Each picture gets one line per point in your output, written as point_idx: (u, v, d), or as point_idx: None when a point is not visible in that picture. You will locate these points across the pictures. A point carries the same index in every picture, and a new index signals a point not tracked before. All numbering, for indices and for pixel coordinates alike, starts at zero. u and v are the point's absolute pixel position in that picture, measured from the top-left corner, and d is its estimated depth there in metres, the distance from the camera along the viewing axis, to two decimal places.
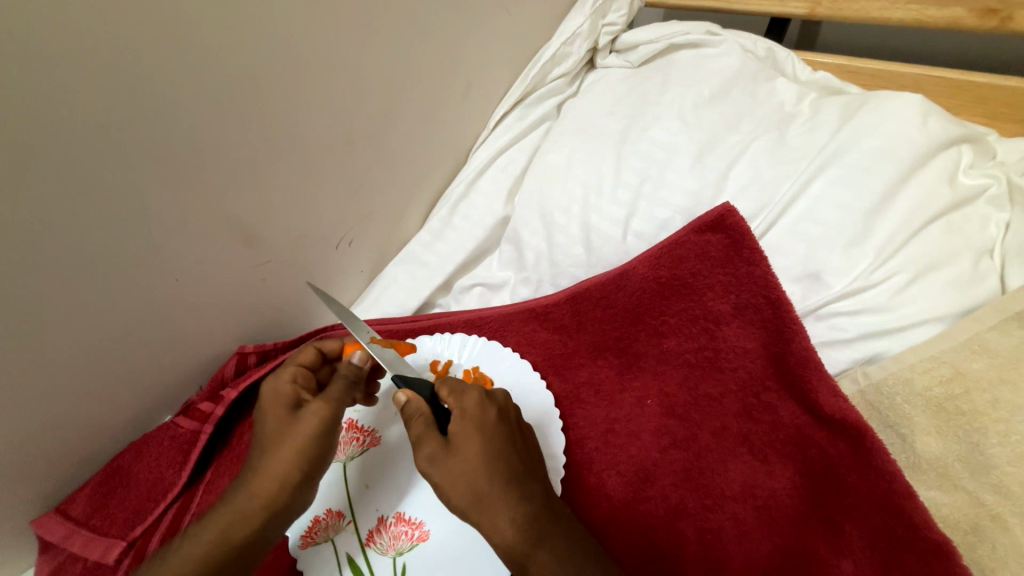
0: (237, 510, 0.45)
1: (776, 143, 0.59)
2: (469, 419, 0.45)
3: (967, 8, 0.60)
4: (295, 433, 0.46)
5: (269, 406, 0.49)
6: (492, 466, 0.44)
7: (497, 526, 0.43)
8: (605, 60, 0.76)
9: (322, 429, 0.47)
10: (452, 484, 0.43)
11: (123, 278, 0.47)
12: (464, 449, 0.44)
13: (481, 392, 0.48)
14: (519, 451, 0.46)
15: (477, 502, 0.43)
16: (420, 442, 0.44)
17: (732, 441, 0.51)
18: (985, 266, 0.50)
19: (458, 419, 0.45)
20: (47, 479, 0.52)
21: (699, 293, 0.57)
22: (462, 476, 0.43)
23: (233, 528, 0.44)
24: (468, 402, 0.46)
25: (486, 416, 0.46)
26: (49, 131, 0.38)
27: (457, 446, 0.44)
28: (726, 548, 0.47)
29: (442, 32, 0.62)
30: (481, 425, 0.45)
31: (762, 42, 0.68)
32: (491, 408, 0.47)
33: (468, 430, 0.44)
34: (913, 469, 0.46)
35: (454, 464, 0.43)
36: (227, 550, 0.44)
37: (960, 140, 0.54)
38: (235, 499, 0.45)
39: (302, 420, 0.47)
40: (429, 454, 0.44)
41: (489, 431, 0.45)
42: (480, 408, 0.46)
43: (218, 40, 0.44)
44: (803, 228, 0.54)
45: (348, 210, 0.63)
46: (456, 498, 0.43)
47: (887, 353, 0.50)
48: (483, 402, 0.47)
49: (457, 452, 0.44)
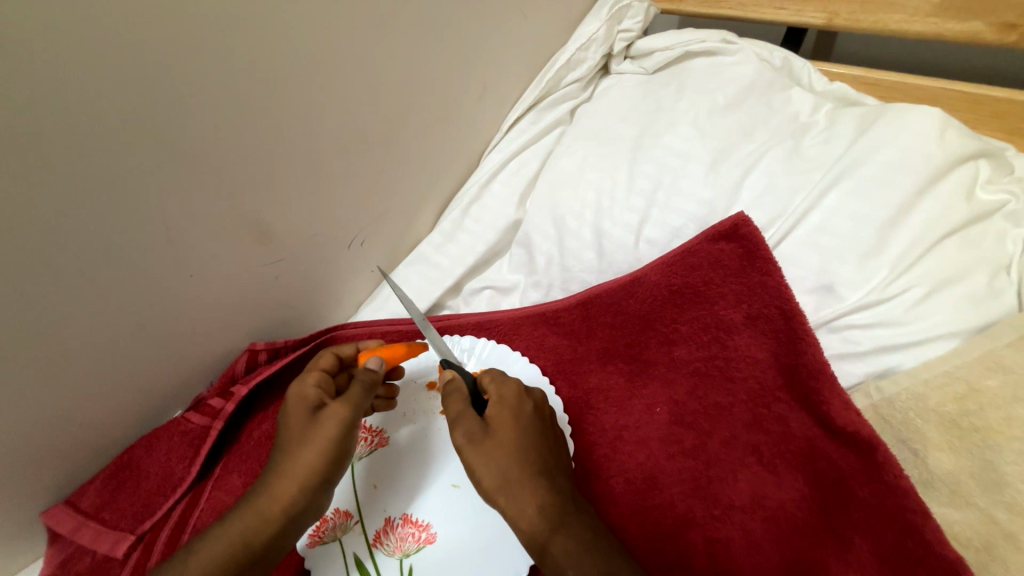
0: (260, 513, 0.46)
1: (791, 153, 0.59)
2: (506, 406, 0.47)
3: (987, 22, 0.60)
4: (317, 435, 0.48)
5: (291, 413, 0.50)
6: (524, 452, 0.45)
7: (522, 510, 0.43)
8: (620, 66, 0.76)
9: (342, 432, 0.48)
10: (483, 466, 0.44)
11: (136, 274, 0.48)
12: (501, 432, 0.45)
13: (519, 384, 0.49)
14: (550, 441, 0.48)
15: (506, 485, 0.44)
16: (459, 421, 0.46)
17: (741, 451, 0.51)
18: (1001, 282, 0.50)
19: (496, 404, 0.47)
20: (56, 471, 0.52)
21: (711, 301, 0.57)
22: (496, 458, 0.44)
23: (252, 529, 0.45)
24: (508, 390, 0.48)
25: (522, 406, 0.47)
26: (66, 126, 0.39)
27: (494, 428, 0.45)
28: (733, 558, 0.47)
29: (457, 35, 0.63)
30: (517, 413, 0.47)
31: (778, 51, 0.68)
32: (526, 401, 0.48)
33: (505, 415, 0.46)
34: (926, 485, 0.46)
35: (489, 446, 0.45)
36: (249, 552, 0.45)
37: (976, 155, 0.54)
38: (258, 501, 0.46)
39: (323, 425, 0.48)
40: (467, 432, 0.45)
41: (523, 420, 0.47)
42: (517, 399, 0.48)
43: (234, 40, 0.44)
44: (817, 240, 0.54)
45: (361, 211, 0.63)
46: (485, 480, 0.44)
47: (900, 367, 0.50)
48: (520, 395, 0.48)
49: (495, 434, 0.45)
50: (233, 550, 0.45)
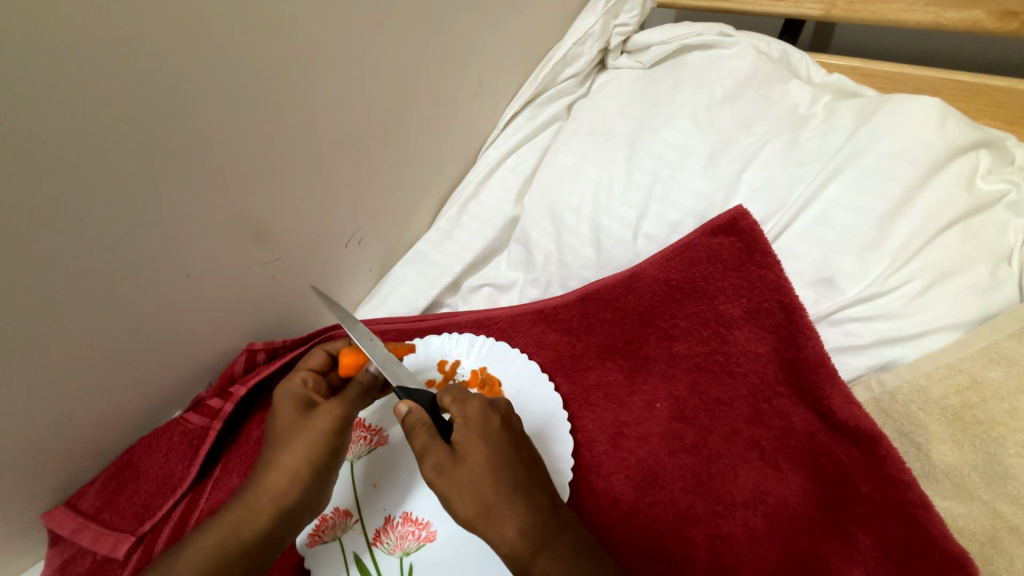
0: (251, 507, 0.46)
1: (789, 146, 0.58)
2: (472, 428, 0.45)
3: (987, 10, 0.59)
4: (311, 429, 0.49)
5: (281, 409, 0.51)
6: (498, 474, 0.44)
7: (503, 535, 0.43)
8: (616, 60, 0.75)
9: (337, 427, 0.50)
10: (458, 495, 0.43)
11: (132, 275, 0.47)
12: (470, 458, 0.44)
13: (483, 401, 0.48)
14: (524, 459, 0.46)
15: (483, 512, 0.43)
16: (425, 452, 0.44)
17: (743, 447, 0.51)
18: (1002, 273, 0.49)
19: (462, 428, 0.45)
20: (57, 473, 0.52)
21: (710, 296, 0.56)
22: (468, 486, 0.43)
23: (242, 524, 0.46)
24: (472, 409, 0.47)
25: (489, 424, 0.46)
26: (62, 126, 0.38)
27: (463, 454, 0.44)
28: (736, 554, 0.46)
29: (453, 31, 0.62)
30: (485, 433, 0.45)
31: (776, 43, 0.67)
32: (493, 416, 0.47)
33: (472, 438, 0.45)
34: (928, 478, 0.45)
35: (460, 475, 0.44)
36: (237, 549, 0.45)
37: (977, 145, 0.53)
38: (250, 496, 0.47)
39: (316, 419, 0.50)
40: (435, 464, 0.44)
41: (491, 439, 0.45)
42: (483, 417, 0.46)
43: (230, 40, 0.44)
44: (816, 232, 0.54)
45: (358, 209, 0.63)
46: (462, 509, 0.44)
47: (901, 361, 0.49)
48: (485, 411, 0.47)
49: (463, 461, 0.44)
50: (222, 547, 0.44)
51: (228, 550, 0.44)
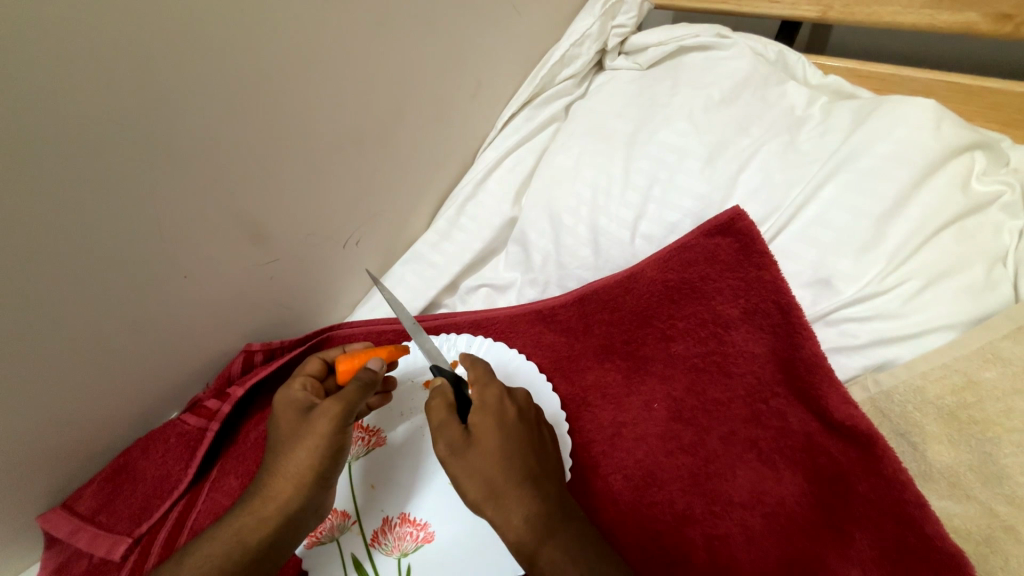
0: (256, 511, 0.46)
1: (787, 147, 0.59)
2: (488, 412, 0.47)
3: (982, 13, 0.59)
4: (309, 433, 0.48)
5: (282, 416, 0.51)
6: (510, 460, 0.45)
7: (510, 520, 0.43)
8: (614, 62, 0.75)
9: (337, 427, 0.48)
10: (468, 476, 0.44)
11: (128, 278, 0.47)
12: (483, 441, 0.45)
13: (502, 389, 0.49)
14: (537, 449, 0.47)
15: (493, 496, 0.44)
16: (441, 430, 0.46)
17: (740, 447, 0.51)
18: (997, 273, 0.49)
19: (479, 411, 0.47)
20: (52, 477, 0.52)
21: (708, 297, 0.57)
22: (479, 468, 0.44)
23: (249, 529, 0.46)
24: (490, 395, 0.48)
25: (506, 412, 0.47)
26: (57, 129, 0.38)
27: (476, 436, 0.45)
28: (733, 554, 0.47)
29: (449, 31, 0.62)
30: (501, 419, 0.46)
31: (772, 45, 0.67)
32: (510, 405, 0.48)
33: (488, 422, 0.46)
34: (924, 477, 0.46)
35: (471, 457, 0.45)
36: (243, 554, 0.45)
37: (973, 146, 0.54)
38: (256, 500, 0.47)
39: (315, 421, 0.48)
40: (448, 442, 0.45)
41: (507, 426, 0.46)
42: (500, 402, 0.48)
43: (225, 39, 0.44)
44: (813, 233, 0.54)
45: (356, 209, 0.63)
46: (471, 490, 0.44)
47: (898, 360, 0.50)
48: (503, 398, 0.48)
49: (476, 443, 0.45)
50: (227, 551, 0.45)
51: (234, 554, 0.45)
